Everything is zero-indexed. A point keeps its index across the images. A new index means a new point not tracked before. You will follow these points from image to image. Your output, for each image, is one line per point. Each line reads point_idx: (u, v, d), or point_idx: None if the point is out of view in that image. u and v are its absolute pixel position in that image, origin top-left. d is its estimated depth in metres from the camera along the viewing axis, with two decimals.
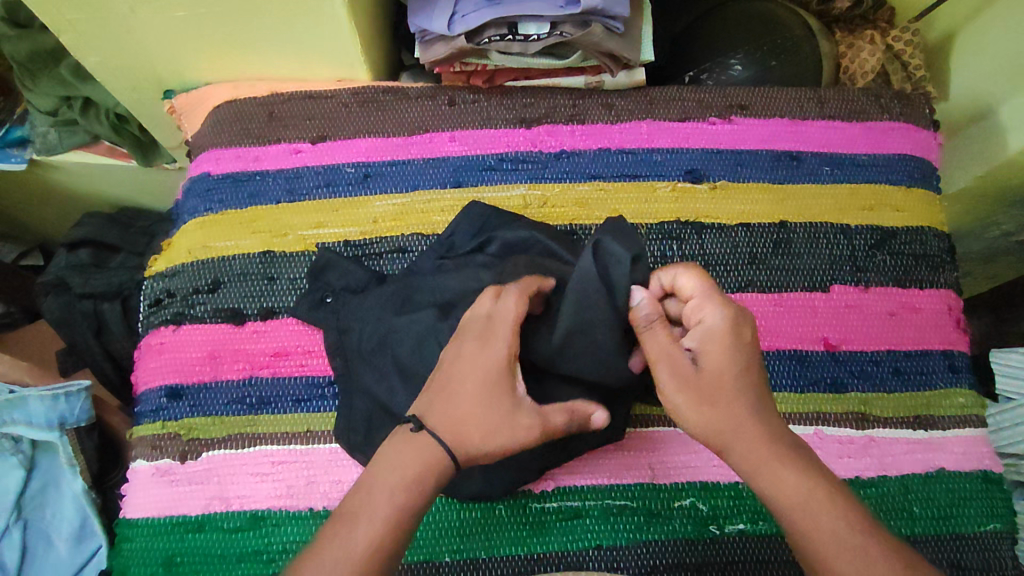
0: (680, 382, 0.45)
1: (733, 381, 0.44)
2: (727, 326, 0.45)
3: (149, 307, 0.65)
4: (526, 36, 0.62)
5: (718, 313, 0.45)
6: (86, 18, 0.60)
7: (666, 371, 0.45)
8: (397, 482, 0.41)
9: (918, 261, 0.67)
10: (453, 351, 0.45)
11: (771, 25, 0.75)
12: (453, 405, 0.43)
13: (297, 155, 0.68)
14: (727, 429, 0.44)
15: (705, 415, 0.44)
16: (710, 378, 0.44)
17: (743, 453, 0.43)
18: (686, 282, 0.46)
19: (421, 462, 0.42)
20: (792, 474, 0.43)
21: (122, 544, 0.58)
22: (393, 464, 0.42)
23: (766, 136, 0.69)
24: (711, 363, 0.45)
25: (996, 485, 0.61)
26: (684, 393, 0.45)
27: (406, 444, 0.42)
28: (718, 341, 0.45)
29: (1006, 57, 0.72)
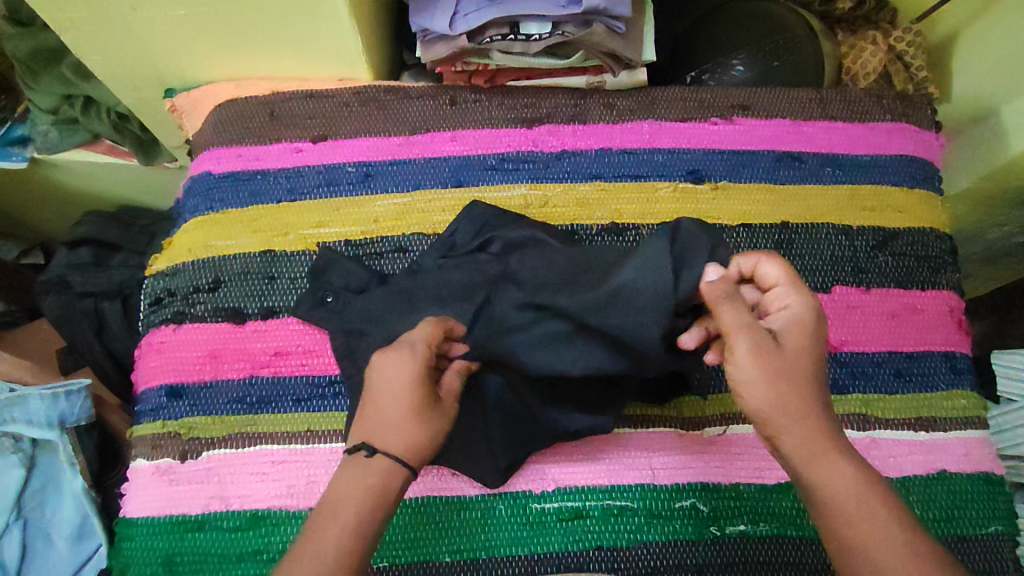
0: (759, 358, 0.42)
1: (809, 368, 0.44)
2: (812, 316, 0.44)
3: (149, 306, 0.65)
4: (528, 36, 0.62)
5: (804, 301, 0.44)
6: (87, 17, 0.60)
7: (747, 344, 0.42)
8: (359, 505, 0.42)
9: (920, 262, 0.67)
10: (378, 371, 0.45)
11: (772, 25, 0.75)
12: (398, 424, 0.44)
13: (298, 155, 0.68)
14: (793, 412, 0.43)
15: (777, 395, 0.42)
16: (788, 360, 0.43)
17: (805, 439, 0.43)
18: (772, 269, 0.45)
19: (378, 482, 0.43)
20: (848, 467, 0.42)
21: (122, 543, 0.58)
22: (352, 486, 0.43)
23: (767, 136, 0.69)
24: (789, 347, 0.44)
25: (997, 486, 0.61)
26: (765, 370, 0.42)
27: (359, 468, 0.44)
28: (799, 327, 0.44)
29: (1008, 57, 0.71)
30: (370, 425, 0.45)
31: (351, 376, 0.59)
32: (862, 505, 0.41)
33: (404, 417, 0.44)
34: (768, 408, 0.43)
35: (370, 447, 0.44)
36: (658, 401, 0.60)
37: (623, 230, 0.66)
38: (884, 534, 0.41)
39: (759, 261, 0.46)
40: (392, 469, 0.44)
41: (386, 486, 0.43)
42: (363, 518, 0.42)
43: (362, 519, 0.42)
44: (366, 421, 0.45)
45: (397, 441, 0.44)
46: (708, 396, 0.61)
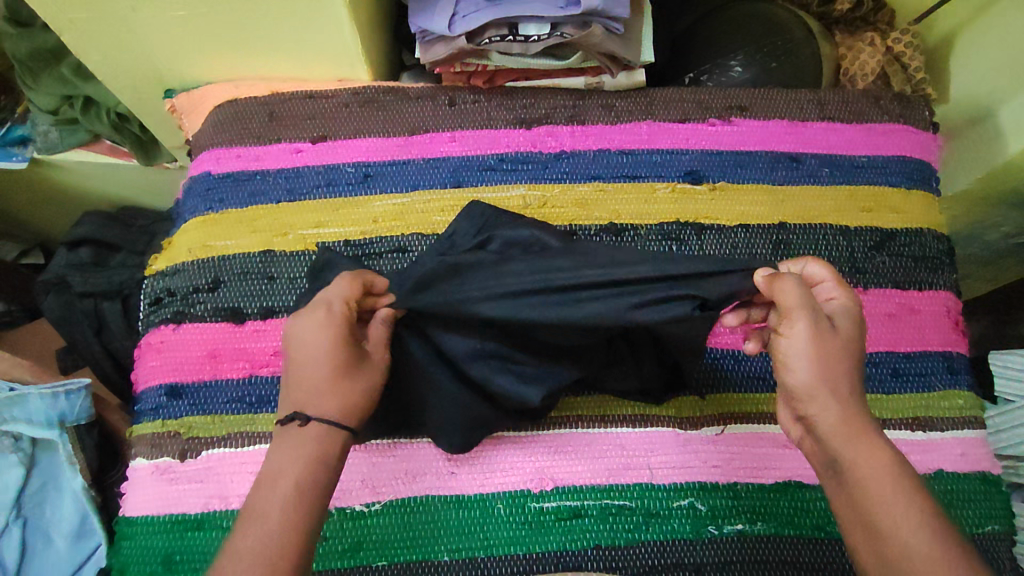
0: (816, 334, 0.43)
1: (856, 353, 0.45)
2: (858, 311, 0.47)
3: (149, 306, 0.65)
4: (527, 37, 0.62)
5: (850, 295, 0.47)
6: (87, 17, 0.60)
7: (809, 320, 0.44)
8: (302, 471, 0.43)
9: (918, 263, 0.67)
10: (298, 338, 0.47)
11: (771, 26, 0.75)
12: (332, 389, 0.46)
13: (298, 155, 0.68)
14: (840, 391, 0.43)
15: (828, 371, 0.43)
16: (840, 344, 0.44)
17: (848, 419, 0.43)
18: (816, 269, 0.49)
19: (317, 448, 0.44)
20: (886, 450, 0.42)
21: (121, 541, 0.58)
22: (292, 455, 0.44)
23: (766, 137, 0.70)
24: (841, 331, 0.45)
25: (995, 486, 0.61)
26: (820, 345, 0.43)
27: (296, 438, 0.44)
28: (848, 317, 0.46)
29: (1006, 58, 0.72)
30: (300, 395, 0.46)
31: None
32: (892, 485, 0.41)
33: (333, 381, 0.46)
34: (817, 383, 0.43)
35: (303, 415, 0.45)
36: (657, 401, 0.60)
37: (621, 230, 0.66)
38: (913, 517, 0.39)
39: (804, 262, 0.49)
40: (331, 432, 0.45)
41: (327, 451, 0.45)
42: (310, 482, 0.43)
43: (307, 484, 0.43)
44: (292, 391, 0.46)
45: (331, 405, 0.46)
46: (705, 396, 0.61)
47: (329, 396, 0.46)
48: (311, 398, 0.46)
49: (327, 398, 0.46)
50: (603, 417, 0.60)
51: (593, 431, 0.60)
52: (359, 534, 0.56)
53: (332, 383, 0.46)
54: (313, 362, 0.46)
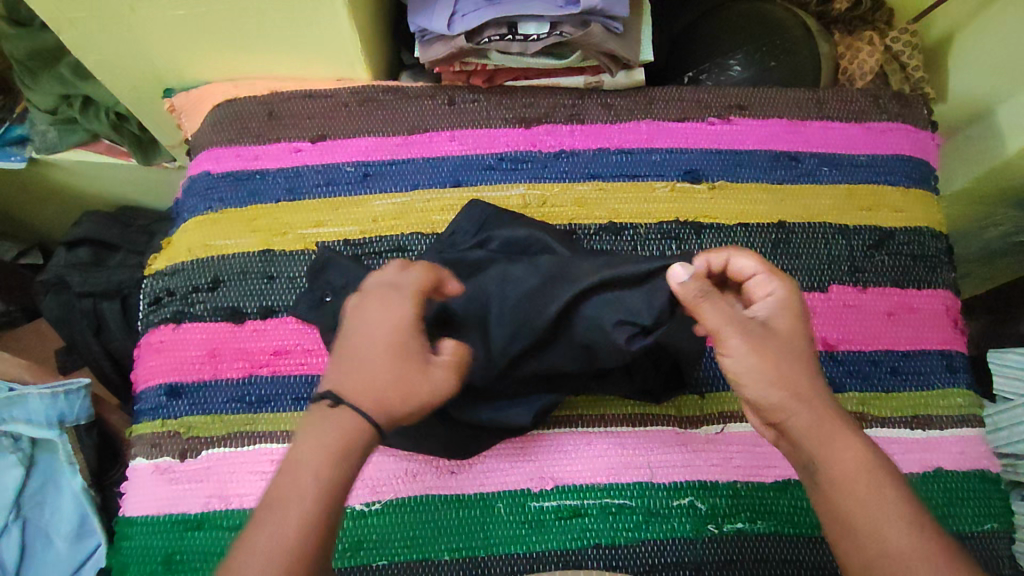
0: (755, 347, 0.43)
1: (800, 346, 0.44)
2: (793, 300, 0.46)
3: (148, 305, 0.65)
4: (526, 36, 0.63)
5: (783, 284, 0.46)
6: (85, 17, 0.60)
7: (742, 335, 0.43)
8: (321, 463, 0.39)
9: (917, 261, 0.67)
10: (358, 314, 0.44)
11: (770, 26, 0.75)
12: (374, 374, 0.42)
13: (297, 154, 0.68)
14: (798, 394, 0.43)
15: (777, 380, 0.42)
16: (779, 346, 0.43)
17: (813, 420, 0.43)
18: (743, 262, 0.47)
19: (341, 441, 0.40)
20: (855, 445, 0.42)
21: (121, 542, 0.58)
22: (311, 440, 0.40)
23: (765, 136, 0.70)
24: (777, 332, 0.44)
25: (993, 484, 0.62)
26: (759, 355, 0.43)
27: (325, 419, 0.41)
28: (783, 312, 0.45)
29: (1004, 57, 0.72)
30: (341, 375, 0.42)
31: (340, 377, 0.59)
32: (866, 483, 0.41)
33: (380, 363, 0.42)
34: (771, 394, 0.43)
35: (334, 395, 0.42)
36: (657, 400, 0.60)
37: (621, 229, 0.66)
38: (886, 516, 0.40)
39: (733, 252, 0.47)
40: (361, 426, 0.41)
41: (354, 446, 0.40)
42: (327, 481, 0.39)
43: (324, 481, 0.39)
44: (337, 375, 0.43)
45: (368, 394, 0.41)
46: (705, 395, 0.61)
47: (369, 382, 0.42)
48: (350, 380, 0.42)
49: (365, 386, 0.42)
50: (603, 416, 0.60)
51: (593, 430, 0.60)
52: (359, 533, 0.56)
53: (377, 366, 0.42)
54: (365, 340, 0.43)
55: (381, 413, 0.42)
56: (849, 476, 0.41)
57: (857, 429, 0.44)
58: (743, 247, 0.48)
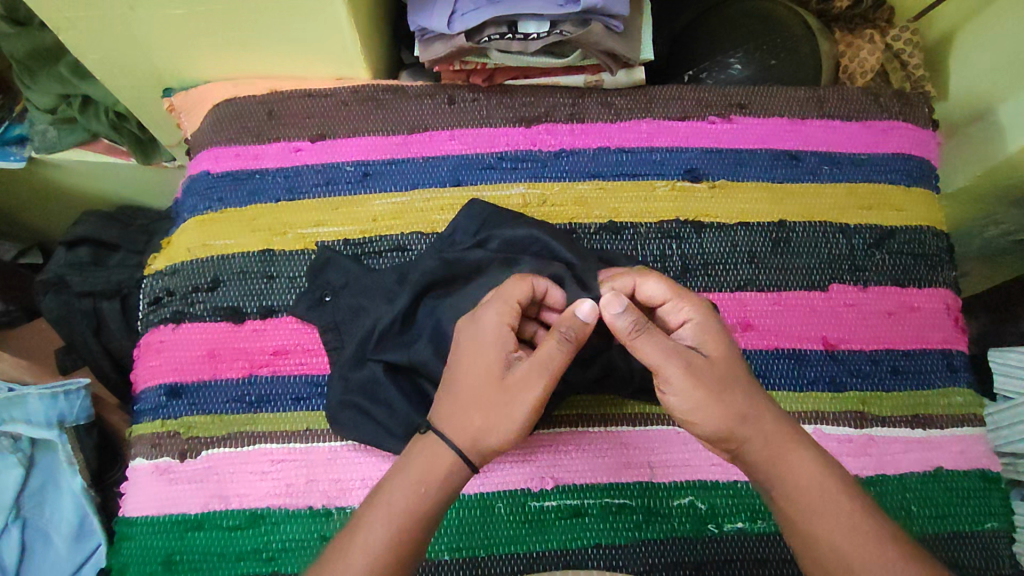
0: (695, 377, 0.44)
1: (733, 362, 0.46)
2: (713, 318, 0.48)
3: (148, 305, 0.65)
4: (526, 35, 0.62)
5: (695, 303, 0.48)
6: (84, 16, 0.60)
7: (680, 367, 0.44)
8: (397, 490, 0.43)
9: (918, 260, 0.67)
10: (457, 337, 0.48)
11: (771, 24, 0.75)
12: (458, 400, 0.45)
13: (297, 154, 0.68)
14: (746, 416, 0.44)
15: (724, 404, 0.44)
16: (716, 370, 0.45)
17: (764, 442, 0.44)
18: (650, 287, 0.49)
19: (422, 468, 0.44)
20: (808, 460, 0.44)
21: (121, 542, 0.58)
22: (397, 467, 0.45)
23: (766, 135, 0.69)
24: (710, 355, 0.46)
25: (994, 483, 0.61)
26: (701, 382, 0.44)
27: (416, 445, 0.45)
28: (708, 333, 0.47)
29: (1005, 56, 0.71)
30: (437, 400, 0.47)
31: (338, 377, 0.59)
32: (829, 500, 0.43)
33: (464, 389, 0.45)
34: (720, 419, 0.44)
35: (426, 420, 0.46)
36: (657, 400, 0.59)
37: (620, 228, 0.66)
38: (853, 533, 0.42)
39: (638, 279, 0.49)
40: (440, 454, 0.44)
41: (431, 473, 0.44)
42: (400, 507, 0.43)
43: (397, 507, 0.43)
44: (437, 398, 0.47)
45: (460, 418, 0.45)
46: None
47: (453, 409, 0.45)
48: (441, 405, 0.46)
49: (448, 411, 0.45)
50: (604, 415, 0.60)
51: (593, 430, 0.60)
52: None
53: (462, 392, 0.45)
54: (454, 364, 0.47)
55: (463, 439, 0.44)
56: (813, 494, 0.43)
57: (808, 441, 0.45)
58: (650, 270, 0.50)
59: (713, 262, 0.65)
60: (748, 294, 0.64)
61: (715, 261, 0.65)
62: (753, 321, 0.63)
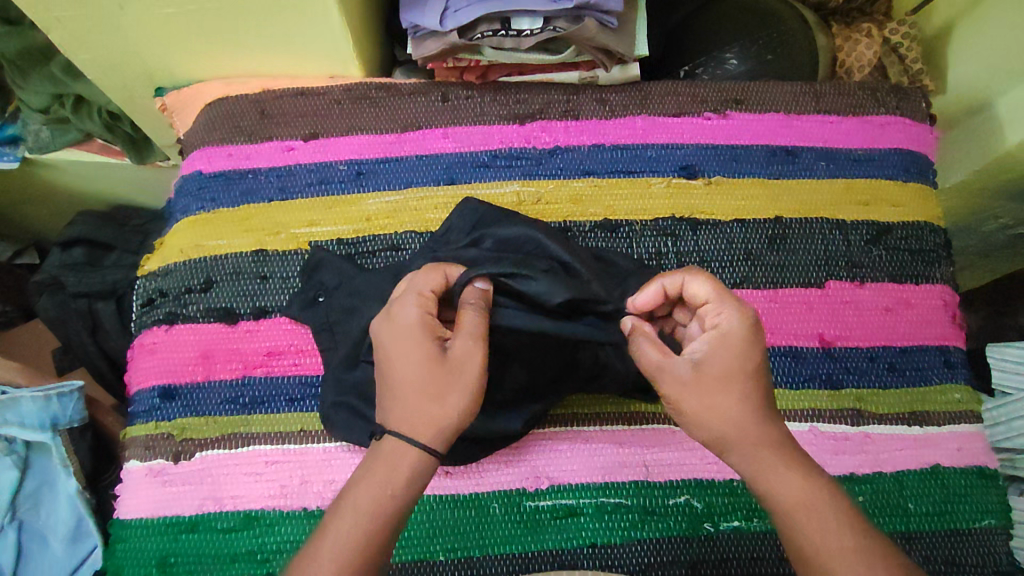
0: (683, 389, 0.46)
1: (740, 383, 0.45)
2: (736, 335, 0.46)
3: (141, 306, 0.65)
4: (519, 32, 0.62)
5: (727, 316, 0.47)
6: (73, 15, 0.60)
7: (668, 376, 0.46)
8: (362, 493, 0.41)
9: (916, 255, 0.66)
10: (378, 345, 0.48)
11: (767, 18, 0.74)
12: (407, 394, 0.44)
13: (289, 153, 0.67)
14: (734, 436, 0.45)
15: (710, 422, 0.45)
16: (713, 384, 0.45)
17: (752, 456, 0.44)
18: (695, 288, 0.49)
19: (385, 469, 0.42)
20: (797, 472, 0.44)
21: (116, 543, 0.58)
22: (359, 472, 0.43)
23: (762, 130, 0.69)
24: (712, 366, 0.46)
25: (992, 480, 0.61)
26: (688, 400, 0.45)
27: (374, 450, 0.44)
28: (730, 345, 0.46)
29: (1004, 49, 0.71)
30: (383, 404, 0.45)
31: (330, 378, 0.58)
32: (807, 522, 0.42)
33: (408, 381, 0.44)
34: (706, 434, 0.45)
35: (378, 427, 0.45)
36: (654, 399, 0.59)
37: (616, 226, 0.65)
38: (840, 548, 0.41)
39: (685, 279, 0.49)
40: (402, 451, 0.43)
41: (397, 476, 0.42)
42: (366, 508, 0.41)
43: (362, 509, 0.41)
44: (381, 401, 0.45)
45: (411, 411, 0.43)
46: None
47: (401, 403, 0.44)
48: (388, 405, 0.44)
49: (400, 408, 0.44)
50: (600, 414, 0.60)
51: (589, 429, 0.59)
52: None
53: (407, 383, 0.44)
54: (386, 362, 0.46)
55: (420, 428, 0.43)
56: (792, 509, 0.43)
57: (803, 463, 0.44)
58: (703, 271, 0.49)
59: (708, 259, 0.65)
60: (745, 292, 0.64)
61: (711, 259, 0.65)
62: None
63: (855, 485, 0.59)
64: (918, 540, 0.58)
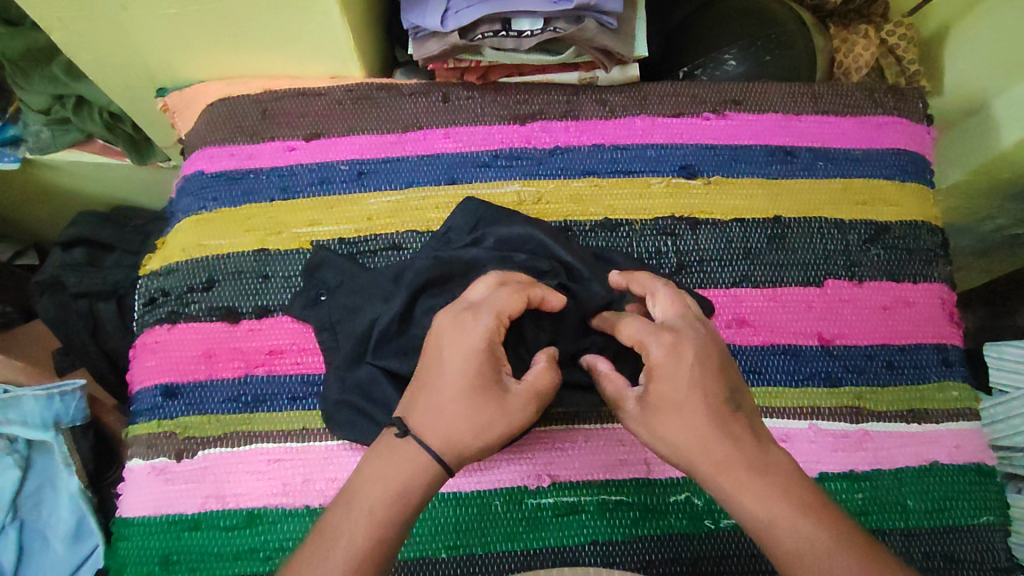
0: (636, 421, 0.47)
1: (683, 410, 0.45)
2: (667, 363, 0.45)
3: (143, 306, 0.65)
4: (520, 32, 0.62)
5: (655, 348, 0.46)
6: (75, 15, 0.60)
7: (621, 411, 0.48)
8: (379, 496, 0.42)
9: (913, 254, 0.67)
10: (435, 339, 0.46)
11: (765, 19, 0.75)
12: (446, 413, 0.44)
13: (291, 153, 0.67)
14: (692, 461, 0.45)
15: (665, 454, 0.46)
16: (658, 415, 0.45)
17: (715, 474, 0.44)
18: (624, 333, 0.49)
19: (404, 479, 0.43)
20: (761, 488, 0.43)
21: (118, 541, 0.58)
22: (379, 477, 0.43)
23: (760, 131, 0.69)
24: (659, 398, 0.45)
25: (989, 477, 0.62)
26: (642, 432, 0.47)
27: (392, 450, 0.44)
28: (661, 374, 0.45)
29: (1000, 49, 0.71)
30: (414, 406, 0.45)
31: (332, 377, 0.58)
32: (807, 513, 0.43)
33: (455, 400, 0.44)
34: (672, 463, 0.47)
35: (402, 425, 0.44)
36: None
37: (616, 225, 0.66)
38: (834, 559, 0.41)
39: (618, 327, 0.50)
40: (424, 466, 0.43)
41: (413, 480, 0.43)
42: (384, 516, 0.42)
43: (379, 515, 0.42)
44: (411, 401, 0.45)
45: (449, 432, 0.44)
46: None
47: (436, 418, 0.44)
48: (422, 413, 0.44)
49: (433, 421, 0.44)
50: (600, 413, 0.60)
51: (590, 427, 0.60)
52: None
53: (450, 404, 0.44)
54: (438, 369, 0.45)
55: (447, 452, 0.44)
56: (783, 515, 0.42)
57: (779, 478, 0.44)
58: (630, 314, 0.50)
59: (708, 258, 0.65)
60: (744, 290, 0.64)
61: (710, 257, 0.65)
62: (749, 317, 0.63)
63: (854, 483, 0.60)
64: (916, 536, 0.59)
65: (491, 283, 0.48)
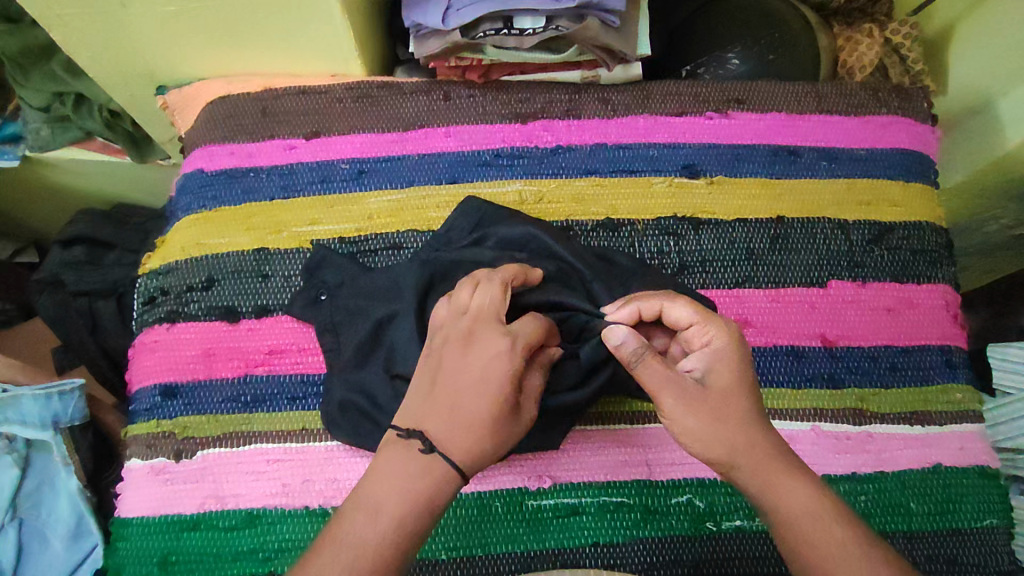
0: (689, 404, 0.45)
1: (739, 399, 0.45)
2: (733, 352, 0.46)
3: (143, 305, 0.65)
4: (522, 30, 0.61)
5: (722, 333, 0.47)
6: (75, 13, 0.59)
7: (676, 391, 0.45)
8: (406, 504, 0.41)
9: (917, 255, 0.67)
10: (461, 355, 0.44)
11: (769, 19, 0.74)
12: (472, 430, 0.43)
13: (291, 151, 0.67)
14: (741, 448, 0.44)
15: (715, 440, 0.44)
16: (718, 401, 0.45)
17: (759, 467, 0.44)
18: (679, 312, 0.48)
19: (428, 491, 0.42)
20: (800, 481, 0.44)
21: (117, 542, 0.58)
22: (400, 485, 0.42)
23: (764, 131, 0.69)
24: (717, 384, 0.46)
25: (992, 480, 0.61)
26: (694, 415, 0.44)
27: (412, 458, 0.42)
28: (726, 361, 0.46)
29: (1005, 49, 0.71)
30: (436, 418, 0.43)
31: (331, 378, 0.58)
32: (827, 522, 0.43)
33: (483, 418, 0.43)
34: (710, 452, 0.45)
35: (427, 439, 0.42)
36: None
37: (618, 225, 0.66)
38: (844, 548, 0.42)
39: (665, 304, 0.49)
40: (445, 476, 0.42)
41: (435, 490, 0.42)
42: (411, 527, 0.41)
43: (405, 524, 0.41)
44: (432, 413, 0.43)
45: (474, 449, 0.43)
46: None
47: (460, 435, 0.42)
48: (446, 428, 0.43)
49: (460, 436, 0.42)
50: (600, 414, 0.60)
51: (591, 428, 0.59)
52: None
53: (477, 421, 0.43)
54: (465, 388, 0.43)
55: (468, 466, 0.43)
56: (814, 510, 0.43)
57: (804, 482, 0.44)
58: (681, 295, 0.49)
59: (710, 258, 0.65)
60: (746, 291, 0.64)
61: (713, 258, 0.65)
62: (752, 318, 0.63)
63: (857, 485, 0.59)
64: (919, 540, 0.58)
65: (501, 289, 0.48)
